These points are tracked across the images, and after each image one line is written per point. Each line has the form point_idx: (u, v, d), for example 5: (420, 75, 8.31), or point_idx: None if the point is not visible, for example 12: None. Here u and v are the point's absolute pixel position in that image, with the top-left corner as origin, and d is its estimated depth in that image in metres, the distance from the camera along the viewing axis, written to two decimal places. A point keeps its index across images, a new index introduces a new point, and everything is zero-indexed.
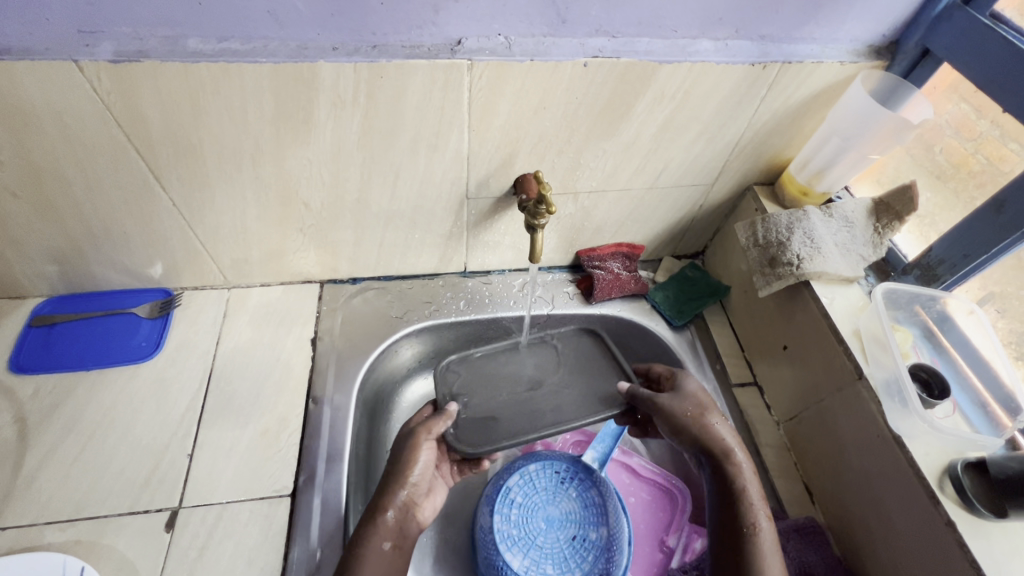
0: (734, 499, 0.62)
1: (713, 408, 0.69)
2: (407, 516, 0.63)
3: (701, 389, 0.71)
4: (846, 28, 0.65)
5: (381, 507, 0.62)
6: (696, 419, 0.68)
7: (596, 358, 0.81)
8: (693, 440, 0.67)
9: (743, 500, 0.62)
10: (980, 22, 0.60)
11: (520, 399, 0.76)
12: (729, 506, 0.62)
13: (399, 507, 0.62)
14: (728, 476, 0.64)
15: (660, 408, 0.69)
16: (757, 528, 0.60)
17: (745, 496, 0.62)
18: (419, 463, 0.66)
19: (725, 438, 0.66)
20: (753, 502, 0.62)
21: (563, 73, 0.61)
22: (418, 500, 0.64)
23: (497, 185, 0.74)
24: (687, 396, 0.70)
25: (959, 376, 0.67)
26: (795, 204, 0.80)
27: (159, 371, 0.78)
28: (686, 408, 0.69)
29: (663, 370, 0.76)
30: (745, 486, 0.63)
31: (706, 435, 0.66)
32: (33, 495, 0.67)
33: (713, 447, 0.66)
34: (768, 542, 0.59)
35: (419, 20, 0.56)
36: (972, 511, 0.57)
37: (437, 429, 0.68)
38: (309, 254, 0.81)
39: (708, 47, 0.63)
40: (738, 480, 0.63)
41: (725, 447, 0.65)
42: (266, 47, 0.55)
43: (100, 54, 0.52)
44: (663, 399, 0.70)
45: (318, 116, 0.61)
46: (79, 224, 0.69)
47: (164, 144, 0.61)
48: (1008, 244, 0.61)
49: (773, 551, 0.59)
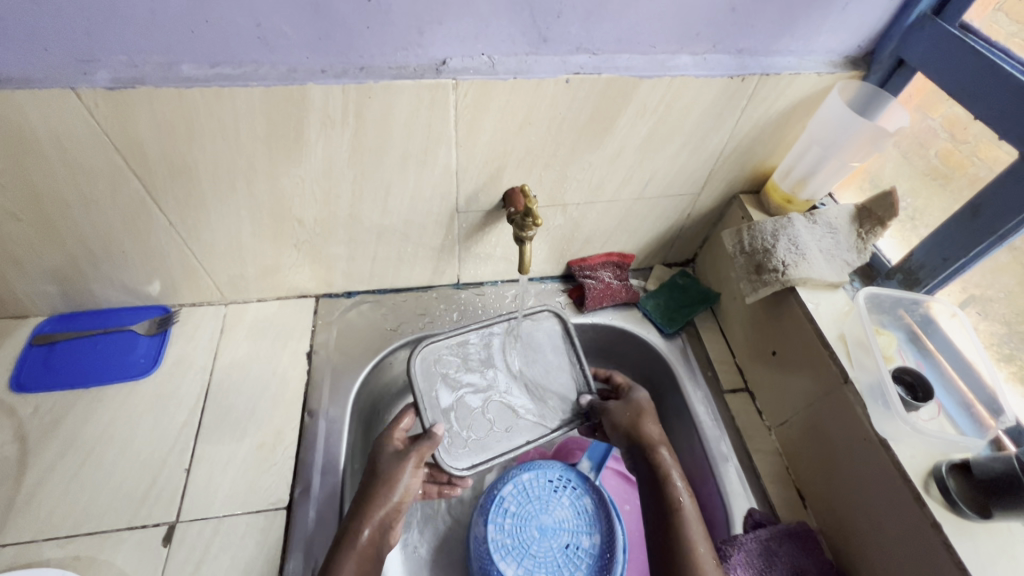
0: (660, 488, 0.67)
1: (651, 410, 0.74)
2: (382, 536, 0.64)
3: (645, 397, 0.76)
4: (822, 40, 0.66)
5: (358, 527, 0.62)
6: (631, 419, 0.72)
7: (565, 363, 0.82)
8: (627, 436, 0.72)
9: (667, 486, 0.67)
10: (950, 32, 0.62)
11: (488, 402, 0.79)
12: (658, 492, 0.67)
13: (376, 527, 0.63)
14: (653, 466, 0.68)
15: (605, 413, 0.74)
16: (680, 511, 0.65)
17: (670, 484, 0.66)
18: (404, 486, 0.66)
19: (653, 434, 0.71)
20: (677, 484, 0.67)
21: (546, 90, 0.63)
22: (395, 523, 0.66)
23: (486, 199, 0.76)
24: (631, 403, 0.74)
25: (943, 379, 0.68)
26: (780, 212, 0.82)
27: (158, 387, 0.79)
28: (625, 412, 0.73)
29: (621, 380, 0.81)
30: (668, 473, 0.67)
31: (636, 430, 0.71)
32: (33, 511, 0.68)
33: (641, 440, 0.70)
34: (693, 522, 0.64)
35: (405, 42, 0.57)
36: (958, 512, 0.57)
37: (427, 452, 0.69)
38: (304, 269, 0.83)
39: (687, 62, 0.65)
40: (662, 467, 0.68)
41: (652, 441, 0.70)
42: (256, 71, 0.57)
43: (97, 82, 0.54)
44: (610, 405, 0.75)
45: (309, 135, 0.63)
46: (77, 244, 0.71)
47: (159, 166, 0.63)
48: (985, 247, 0.63)
49: (696, 523, 0.64)
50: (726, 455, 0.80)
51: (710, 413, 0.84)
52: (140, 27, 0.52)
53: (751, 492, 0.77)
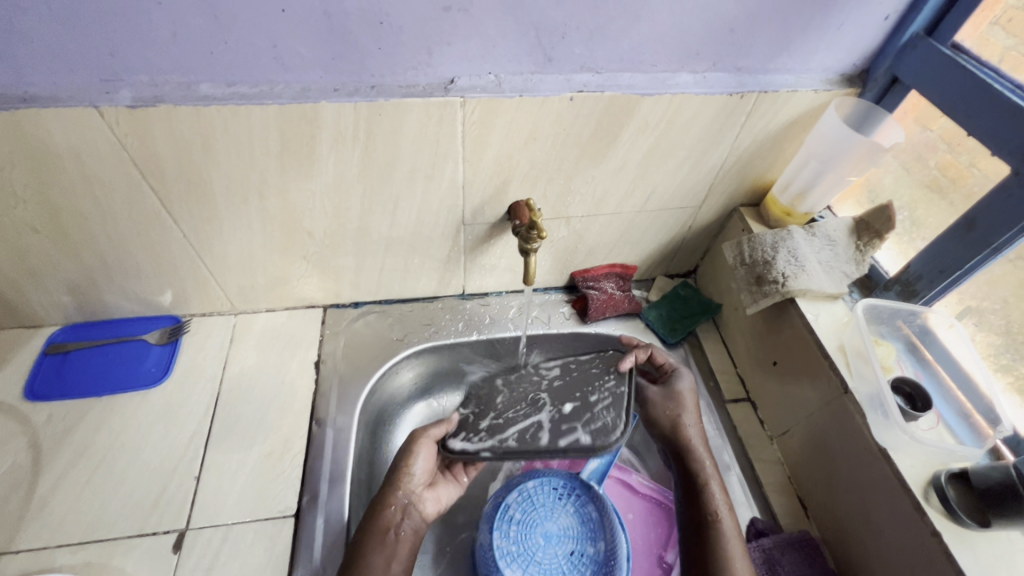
0: (698, 495, 0.71)
1: (692, 407, 0.78)
2: (409, 510, 0.70)
3: (688, 387, 0.80)
4: (818, 58, 0.68)
5: (382, 506, 0.69)
6: (671, 417, 0.78)
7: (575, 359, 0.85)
8: (665, 434, 0.78)
9: (705, 493, 0.71)
10: (941, 52, 0.64)
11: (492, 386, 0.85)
12: (695, 501, 0.71)
13: (400, 503, 0.70)
14: (690, 471, 0.73)
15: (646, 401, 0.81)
16: (718, 523, 0.68)
17: (708, 492, 0.71)
18: (416, 459, 0.73)
19: (693, 438, 0.75)
20: (715, 495, 0.70)
21: (551, 107, 0.65)
22: (419, 494, 0.72)
23: (492, 212, 0.78)
24: (672, 396, 0.79)
25: (942, 389, 0.69)
26: (779, 224, 0.83)
27: (168, 396, 0.81)
28: (665, 407, 0.79)
29: (664, 361, 0.84)
30: (708, 481, 0.71)
31: (675, 432, 0.76)
32: (44, 519, 0.69)
33: (679, 444, 0.75)
34: (732, 538, 0.66)
35: (415, 62, 0.60)
36: (957, 520, 0.58)
37: (436, 433, 0.75)
38: (313, 280, 0.84)
39: (688, 80, 0.67)
40: (701, 476, 0.72)
41: (690, 446, 0.75)
42: (272, 90, 0.59)
43: (119, 101, 0.56)
44: (650, 395, 0.81)
45: (321, 150, 0.65)
46: (94, 256, 0.73)
47: (176, 180, 0.65)
48: (980, 259, 0.65)
49: (734, 539, 0.67)
50: (728, 464, 0.81)
51: (712, 422, 0.85)
52: (160, 49, 0.54)
53: (753, 501, 0.78)
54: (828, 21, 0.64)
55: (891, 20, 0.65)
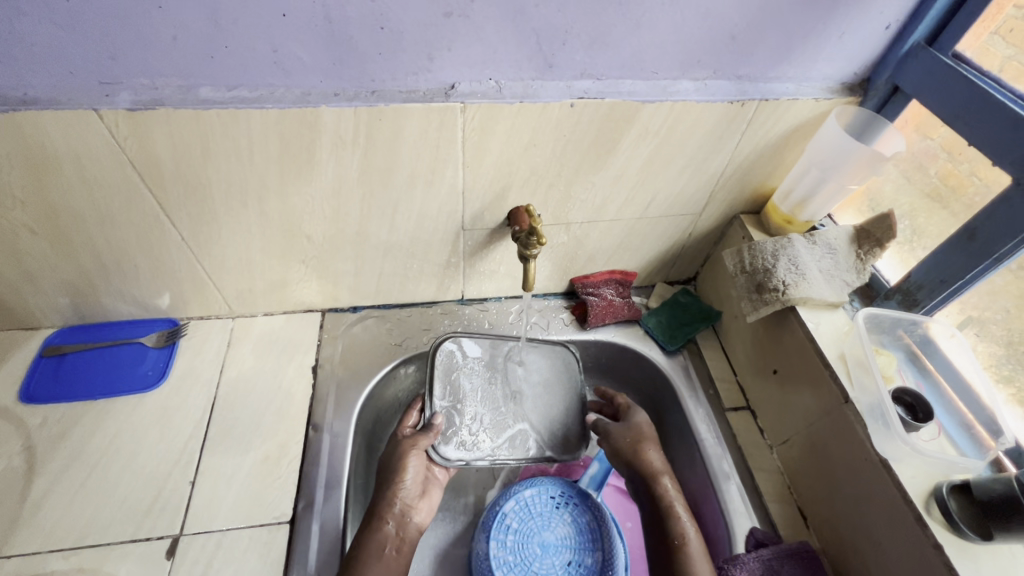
0: (664, 522, 0.69)
1: (650, 435, 0.77)
2: (404, 521, 0.70)
3: (645, 419, 0.79)
4: (819, 67, 0.68)
5: (379, 519, 0.68)
6: (632, 443, 0.75)
7: (545, 356, 0.90)
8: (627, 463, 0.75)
9: (671, 519, 0.69)
10: (943, 61, 0.64)
11: (463, 380, 0.85)
12: (663, 527, 0.69)
13: (396, 516, 0.70)
14: (655, 499, 0.70)
15: (607, 433, 0.78)
16: (686, 546, 0.66)
17: (674, 517, 0.69)
18: (408, 471, 0.73)
19: (656, 462, 0.73)
20: (682, 519, 0.68)
21: (551, 114, 0.65)
22: (412, 505, 0.72)
23: (492, 218, 0.78)
24: (632, 426, 0.78)
25: (943, 399, 0.69)
26: (780, 232, 0.83)
27: (164, 400, 0.80)
28: (626, 435, 0.77)
29: (621, 400, 0.84)
30: (673, 505, 0.70)
31: (638, 460, 0.74)
32: (37, 523, 0.68)
33: (642, 470, 0.72)
34: (698, 559, 0.65)
35: (415, 67, 0.59)
36: (959, 533, 0.58)
37: (424, 444, 0.75)
38: (311, 284, 0.84)
39: (688, 87, 0.67)
40: (666, 501, 0.70)
41: (654, 471, 0.72)
42: (272, 94, 0.59)
43: (119, 103, 0.56)
44: (610, 427, 0.79)
45: (321, 155, 0.65)
46: (91, 259, 0.72)
47: (174, 183, 0.65)
48: (983, 268, 0.64)
49: (701, 559, 0.65)
50: (728, 473, 0.80)
51: (712, 431, 0.85)
52: (161, 53, 0.54)
53: (753, 511, 0.77)
54: (829, 30, 0.64)
55: (892, 29, 0.65)
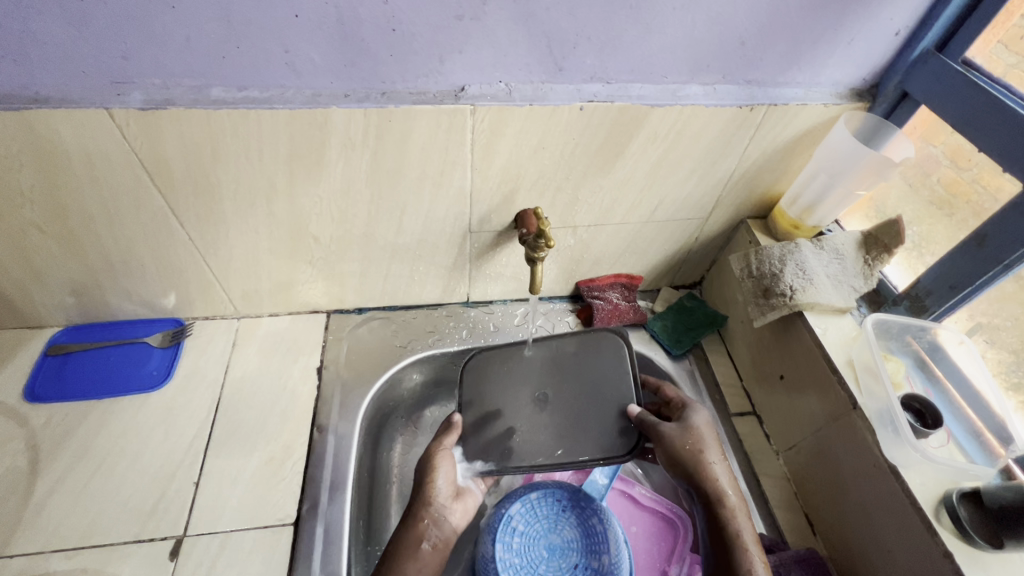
0: (730, 550, 0.63)
1: (710, 445, 0.70)
2: (440, 521, 0.67)
3: (705, 423, 0.72)
4: (828, 73, 0.68)
5: (413, 517, 0.67)
6: (693, 452, 0.69)
7: (590, 346, 0.78)
8: (689, 476, 0.68)
9: (738, 548, 0.63)
10: (953, 67, 0.64)
11: (490, 385, 0.78)
12: (725, 555, 0.63)
13: (432, 514, 0.68)
14: (720, 522, 0.65)
15: (662, 437, 0.68)
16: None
17: (741, 545, 0.63)
18: (439, 470, 0.70)
19: (722, 480, 0.67)
20: (748, 546, 0.63)
21: (560, 117, 0.65)
22: (447, 505, 0.69)
23: (499, 220, 0.78)
24: (690, 430, 0.70)
25: (952, 406, 0.68)
26: (787, 237, 0.83)
27: (169, 400, 0.80)
28: (684, 440, 0.69)
29: (673, 396, 0.77)
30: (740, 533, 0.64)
31: (701, 474, 0.68)
32: (41, 523, 0.68)
33: (708, 488, 0.67)
34: None
35: (425, 69, 0.60)
36: (970, 541, 0.57)
37: (450, 442, 0.73)
38: (317, 285, 0.84)
39: (697, 91, 0.67)
40: (732, 526, 0.65)
41: (719, 490, 0.67)
42: (283, 95, 0.59)
43: (130, 103, 0.56)
44: (667, 430, 0.69)
45: (330, 156, 0.65)
46: (99, 257, 0.72)
47: (182, 182, 0.65)
48: (994, 275, 0.64)
49: None
50: None
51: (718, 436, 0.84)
52: (173, 53, 0.54)
53: (759, 517, 0.77)
54: (838, 36, 0.64)
55: (902, 35, 0.66)
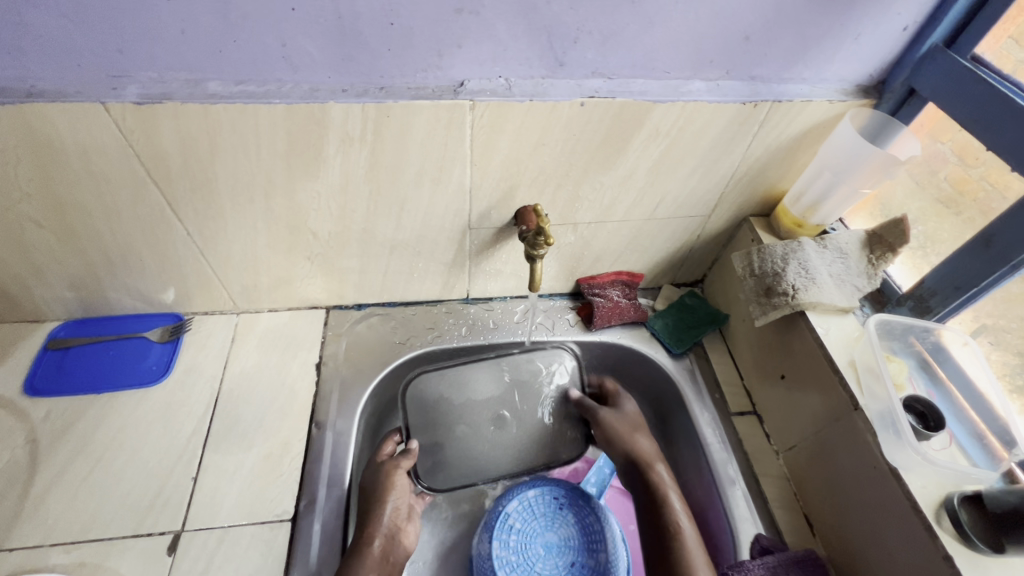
0: (658, 508, 0.70)
1: (643, 426, 0.80)
2: (393, 541, 0.69)
3: (637, 410, 0.82)
4: (834, 69, 0.67)
5: (367, 539, 0.68)
6: (627, 430, 0.78)
7: (537, 360, 0.87)
8: (623, 451, 0.76)
9: (665, 506, 0.70)
10: (961, 65, 0.62)
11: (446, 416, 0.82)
12: (655, 516, 0.70)
13: (384, 534, 0.69)
14: (651, 486, 0.72)
15: (601, 420, 0.79)
16: (680, 535, 0.67)
17: (668, 505, 0.70)
18: (394, 488, 0.73)
19: (649, 450, 0.76)
20: (674, 505, 0.70)
21: (560, 113, 0.64)
22: (401, 526, 0.71)
23: (499, 216, 0.77)
24: (626, 414, 0.80)
25: (955, 409, 0.68)
26: (790, 235, 0.82)
27: (168, 395, 0.80)
28: (619, 422, 0.79)
29: (612, 388, 0.86)
30: (665, 489, 0.71)
31: (633, 448, 0.76)
32: (40, 516, 0.68)
33: (638, 459, 0.74)
34: (693, 548, 0.66)
35: (425, 64, 0.59)
36: (970, 545, 0.57)
37: (406, 465, 0.76)
38: (316, 281, 0.84)
39: (701, 87, 0.66)
40: (660, 487, 0.72)
41: (649, 459, 0.74)
42: (280, 89, 0.58)
43: (126, 97, 0.56)
44: (605, 414, 0.80)
45: (328, 150, 0.64)
46: (97, 251, 0.72)
47: (180, 179, 0.65)
48: (999, 276, 0.63)
49: (696, 548, 0.66)
50: (733, 478, 0.80)
51: (717, 436, 0.84)
52: (168, 46, 0.53)
53: (759, 517, 0.76)
54: (844, 32, 0.63)
55: (909, 31, 0.64)
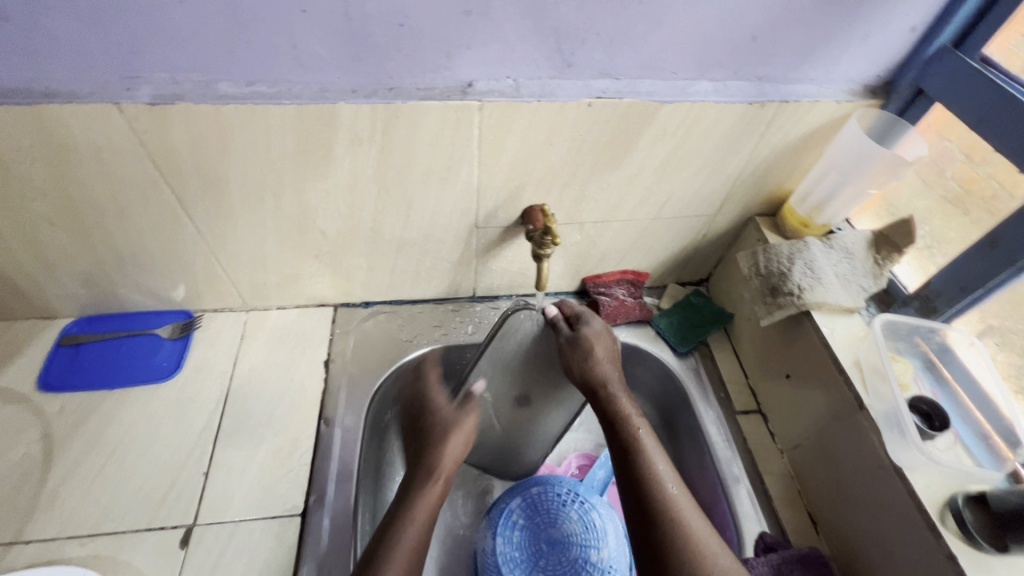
0: (618, 428, 0.70)
1: (602, 344, 0.74)
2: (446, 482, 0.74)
3: (595, 330, 0.74)
4: (841, 68, 0.67)
5: (429, 476, 0.72)
6: (580, 359, 0.72)
7: (503, 336, 0.73)
8: (577, 377, 0.73)
9: (624, 425, 0.70)
10: (969, 66, 0.63)
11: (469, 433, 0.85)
12: (616, 435, 0.70)
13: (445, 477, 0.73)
14: (607, 407, 0.71)
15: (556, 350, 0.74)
16: (641, 449, 0.68)
17: (628, 424, 0.70)
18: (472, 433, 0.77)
19: (605, 372, 0.72)
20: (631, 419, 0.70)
21: (568, 114, 0.64)
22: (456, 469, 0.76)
23: (506, 216, 0.77)
24: (580, 342, 0.73)
25: (960, 409, 0.68)
26: (796, 235, 0.82)
27: (179, 391, 0.81)
28: (572, 352, 0.73)
29: (569, 308, 0.77)
30: (624, 412, 0.70)
31: (587, 371, 0.72)
32: (55, 510, 0.69)
33: (592, 382, 0.72)
34: (652, 459, 0.67)
35: (433, 65, 0.59)
36: (974, 544, 0.57)
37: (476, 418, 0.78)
38: (324, 279, 0.85)
39: (708, 88, 0.66)
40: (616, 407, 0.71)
41: (602, 381, 0.71)
42: (290, 90, 0.59)
43: (139, 97, 0.57)
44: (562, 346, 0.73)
45: (338, 150, 0.65)
46: (108, 249, 0.73)
47: (192, 178, 0.65)
48: (1005, 277, 0.63)
49: (660, 456, 0.68)
50: (737, 477, 0.80)
51: (722, 434, 0.84)
52: (181, 48, 0.54)
53: (762, 516, 0.76)
54: (851, 32, 0.63)
55: (918, 31, 0.64)
